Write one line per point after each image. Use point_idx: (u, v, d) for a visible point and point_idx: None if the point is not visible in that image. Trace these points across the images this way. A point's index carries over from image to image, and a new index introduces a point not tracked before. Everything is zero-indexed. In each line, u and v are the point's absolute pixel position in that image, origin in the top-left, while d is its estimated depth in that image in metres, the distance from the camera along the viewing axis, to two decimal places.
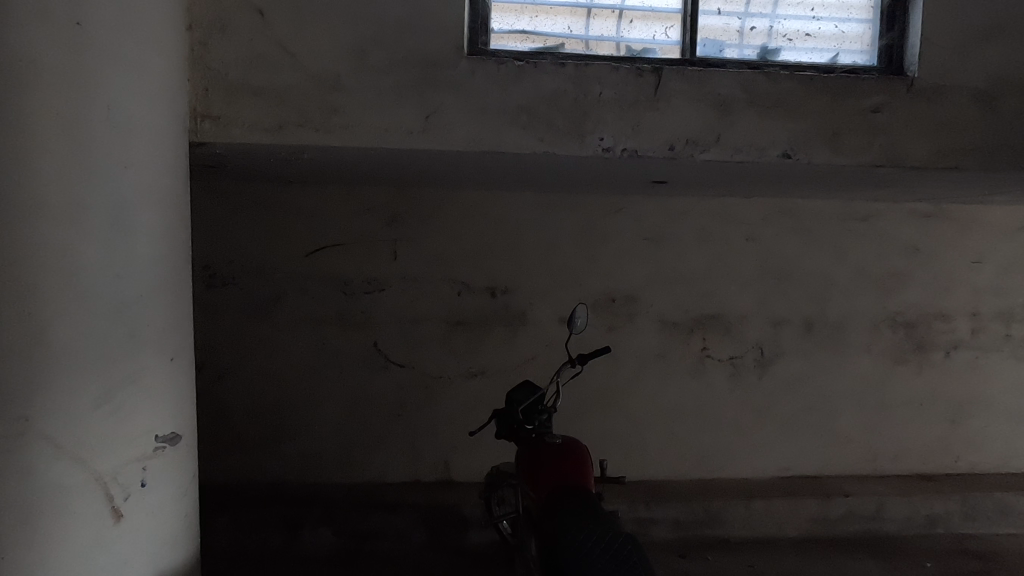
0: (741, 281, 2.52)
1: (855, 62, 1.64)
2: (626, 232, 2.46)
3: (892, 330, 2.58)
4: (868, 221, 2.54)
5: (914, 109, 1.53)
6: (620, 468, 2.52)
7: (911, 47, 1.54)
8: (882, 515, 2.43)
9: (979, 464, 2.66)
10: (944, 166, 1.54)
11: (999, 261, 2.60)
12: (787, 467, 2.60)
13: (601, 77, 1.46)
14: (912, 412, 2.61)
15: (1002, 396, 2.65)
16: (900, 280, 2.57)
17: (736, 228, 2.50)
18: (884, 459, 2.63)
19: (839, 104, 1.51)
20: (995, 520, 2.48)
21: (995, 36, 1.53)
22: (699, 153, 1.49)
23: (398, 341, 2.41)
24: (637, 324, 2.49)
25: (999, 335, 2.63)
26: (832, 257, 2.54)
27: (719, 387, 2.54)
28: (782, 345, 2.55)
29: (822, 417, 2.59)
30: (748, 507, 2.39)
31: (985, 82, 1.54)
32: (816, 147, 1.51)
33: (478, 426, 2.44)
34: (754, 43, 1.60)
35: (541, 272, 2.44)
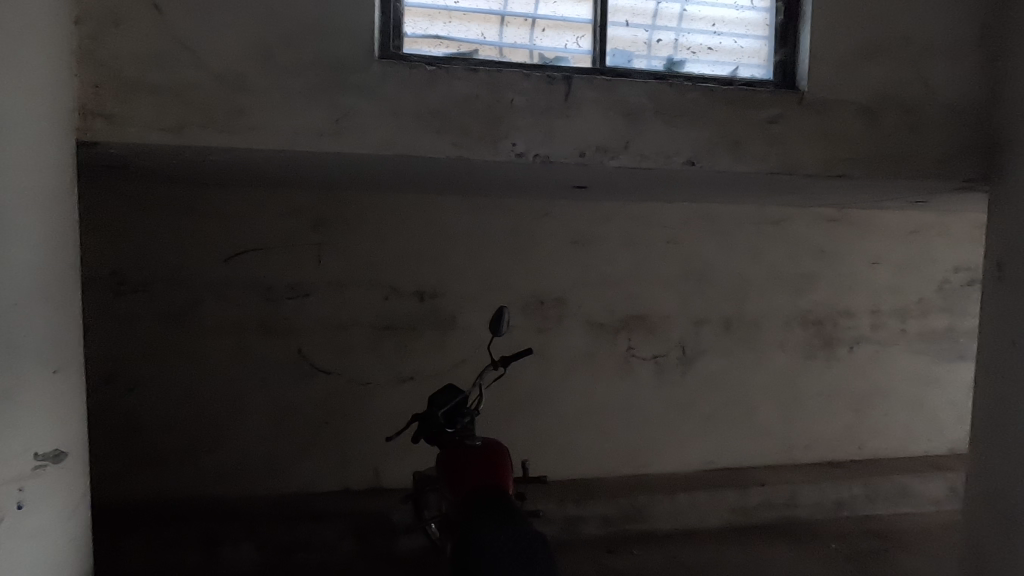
0: (663, 283, 2.61)
1: (753, 75, 1.73)
2: (554, 235, 2.50)
3: (803, 327, 2.74)
4: (780, 225, 2.69)
5: (805, 121, 1.63)
6: (551, 467, 2.57)
7: (801, 63, 1.65)
8: (795, 501, 2.58)
9: (881, 450, 2.87)
10: (833, 174, 1.66)
11: (895, 261, 2.82)
12: (710, 460, 2.71)
13: (514, 83, 1.49)
14: (821, 403, 2.79)
15: (900, 386, 2.87)
16: (809, 279, 2.73)
17: (658, 232, 2.59)
18: (797, 449, 2.79)
19: (739, 115, 1.60)
20: (895, 501, 2.68)
21: (875, 56, 1.67)
22: (609, 159, 1.54)
23: (324, 348, 2.35)
24: (565, 325, 2.54)
25: (896, 330, 2.84)
26: (748, 258, 2.67)
27: (645, 385, 2.63)
28: (703, 343, 2.66)
29: (740, 411, 2.72)
30: (673, 501, 2.47)
31: (867, 98, 1.67)
32: (718, 154, 1.59)
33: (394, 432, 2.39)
34: (661, 54, 1.68)
35: (470, 276, 2.44)
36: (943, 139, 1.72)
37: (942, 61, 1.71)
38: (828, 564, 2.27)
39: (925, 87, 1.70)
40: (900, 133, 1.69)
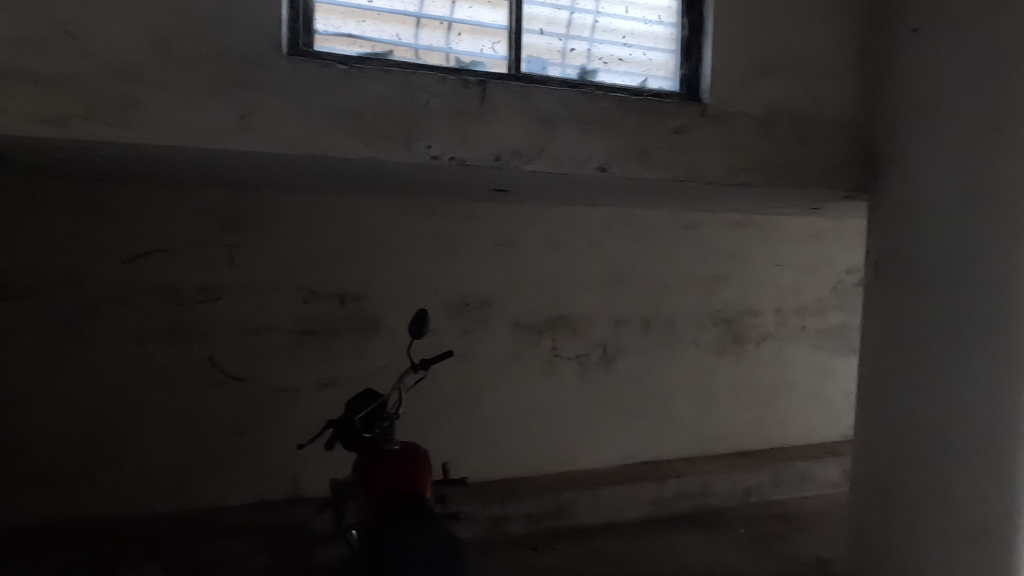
0: (585, 285, 2.69)
1: (661, 87, 1.82)
2: (478, 237, 2.51)
3: (715, 326, 2.90)
4: (693, 229, 2.84)
5: (708, 132, 1.74)
6: (477, 468, 2.58)
7: (704, 77, 1.75)
8: (708, 491, 2.73)
9: (785, 439, 3.09)
10: (734, 181, 1.77)
11: (796, 263, 3.04)
12: (631, 455, 2.82)
13: (428, 86, 1.49)
14: (732, 397, 2.96)
15: (801, 379, 3.09)
16: (720, 280, 2.90)
17: (580, 235, 2.66)
18: (711, 441, 2.95)
19: (647, 124, 1.68)
20: (797, 486, 2.89)
21: (770, 73, 1.79)
22: (524, 163, 1.57)
23: (237, 354, 2.25)
24: (490, 327, 2.56)
25: (797, 327, 3.06)
26: (664, 261, 2.80)
27: (568, 384, 2.69)
28: (624, 342, 2.76)
29: (658, 406, 2.84)
30: (595, 496, 2.55)
31: (763, 112, 1.79)
32: (628, 161, 1.66)
33: (307, 438, 2.32)
34: (574, 63, 1.73)
35: (393, 279, 2.41)
36: (829, 151, 1.88)
37: (828, 80, 1.87)
38: (736, 548, 2.42)
39: (813, 103, 1.85)
40: (792, 145, 1.84)
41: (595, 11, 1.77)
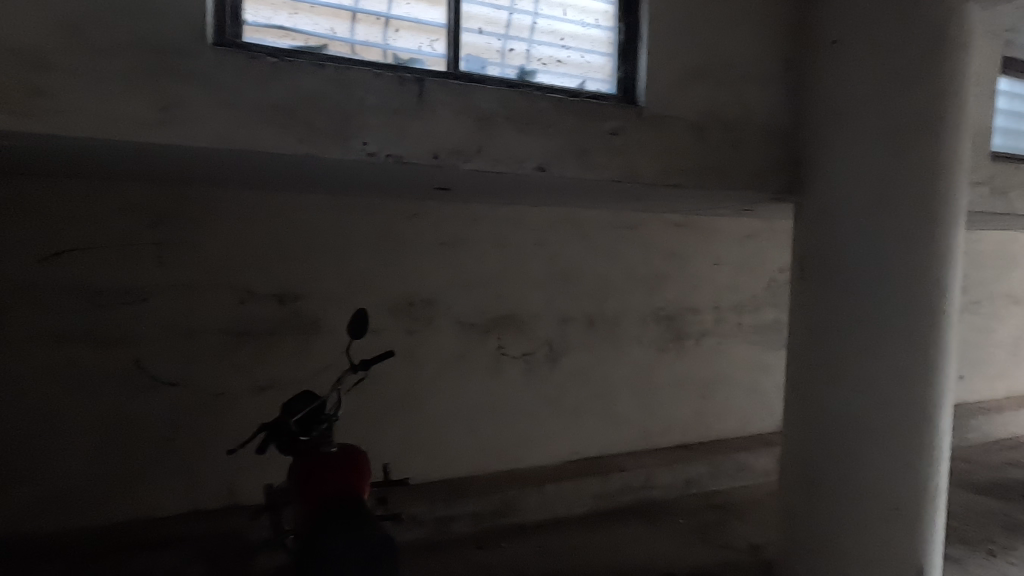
0: (531, 283, 2.71)
1: (599, 89, 1.86)
2: (422, 236, 2.49)
3: (657, 323, 2.99)
4: (635, 229, 2.91)
5: (643, 134, 1.78)
6: (422, 469, 2.55)
7: (639, 80, 1.80)
8: (650, 483, 2.81)
9: (723, 431, 3.21)
10: (669, 183, 1.83)
11: (732, 262, 3.17)
12: (577, 451, 2.86)
13: (364, 81, 1.46)
14: (673, 391, 3.06)
15: (738, 373, 3.23)
16: (661, 279, 2.99)
17: (525, 234, 2.69)
18: (653, 435, 3.03)
19: (585, 125, 1.71)
20: (734, 476, 3.01)
21: (702, 78, 1.86)
22: (462, 162, 1.57)
23: (167, 358, 2.14)
24: (435, 326, 2.54)
25: (734, 323, 3.19)
26: (608, 260, 2.86)
27: (514, 382, 2.71)
28: (569, 339, 2.80)
29: (603, 402, 2.90)
30: (540, 493, 2.58)
31: (696, 116, 1.86)
32: (566, 161, 1.69)
33: (239, 444, 2.24)
34: (513, 64, 1.75)
35: (334, 278, 2.36)
36: (757, 155, 1.97)
37: (757, 87, 1.96)
38: (676, 537, 2.49)
39: (742, 109, 1.93)
40: (724, 149, 1.91)
41: (534, 13, 1.79)
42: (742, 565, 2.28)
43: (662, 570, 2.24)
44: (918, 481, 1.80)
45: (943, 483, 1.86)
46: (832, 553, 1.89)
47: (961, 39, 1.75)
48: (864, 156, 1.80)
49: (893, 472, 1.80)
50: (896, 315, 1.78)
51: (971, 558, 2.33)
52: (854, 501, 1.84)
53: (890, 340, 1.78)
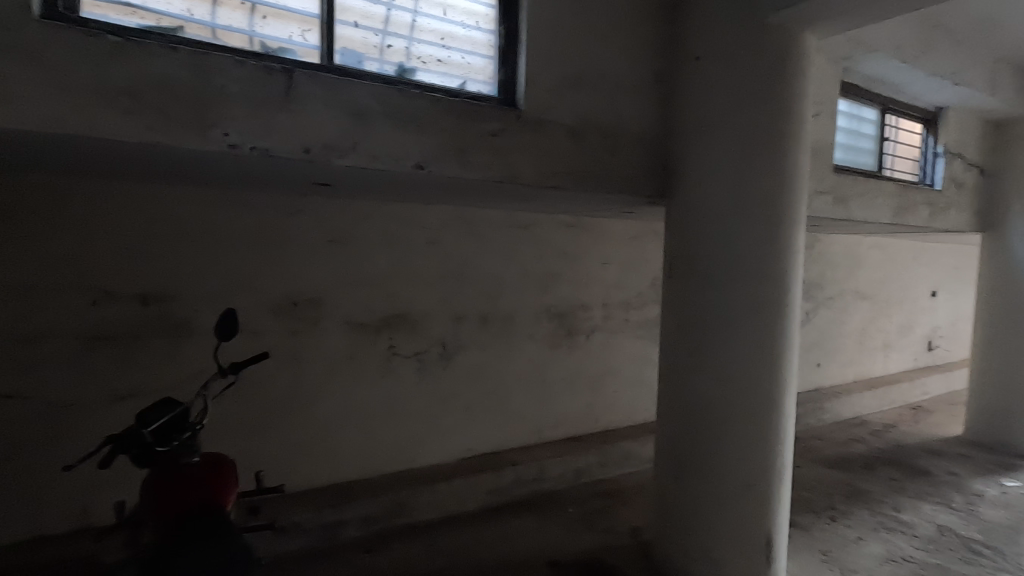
0: (423, 282, 2.70)
1: (480, 90, 1.89)
2: (306, 233, 2.39)
3: (549, 320, 3.08)
4: (528, 228, 2.98)
5: (523, 136, 1.83)
6: (308, 474, 2.46)
7: (519, 85, 1.85)
8: (542, 475, 2.90)
9: (612, 421, 3.38)
10: (548, 184, 1.89)
11: (620, 262, 3.34)
12: (471, 448, 2.89)
13: (224, 68, 1.38)
14: (565, 386, 3.17)
15: (625, 366, 3.41)
16: (553, 277, 3.09)
17: (417, 232, 2.66)
18: (546, 429, 3.13)
19: (465, 125, 1.73)
20: (620, 463, 3.18)
21: (579, 86, 1.95)
22: (335, 158, 1.53)
23: (0, 368, 1.89)
24: (321, 327, 2.46)
25: (621, 319, 3.37)
26: (501, 259, 2.91)
27: (406, 382, 2.68)
28: (463, 338, 2.82)
29: (497, 399, 2.94)
30: (433, 491, 2.57)
31: (573, 121, 1.94)
32: (445, 161, 1.70)
33: (80, 458, 2.01)
34: (392, 60, 1.73)
35: (207, 276, 2.21)
36: (631, 161, 2.09)
37: (630, 96, 2.08)
38: (564, 526, 2.59)
39: (617, 117, 2.05)
40: (600, 153, 2.01)
41: (414, 10, 1.78)
42: (623, 547, 2.42)
43: (548, 558, 2.32)
44: (767, 459, 2.01)
45: (788, 460, 2.09)
46: (696, 529, 2.05)
47: (801, 63, 1.96)
48: (722, 165, 1.97)
49: (746, 452, 1.99)
50: (749, 310, 1.96)
51: (816, 525, 2.63)
52: (715, 481, 2.01)
53: (743, 333, 1.97)
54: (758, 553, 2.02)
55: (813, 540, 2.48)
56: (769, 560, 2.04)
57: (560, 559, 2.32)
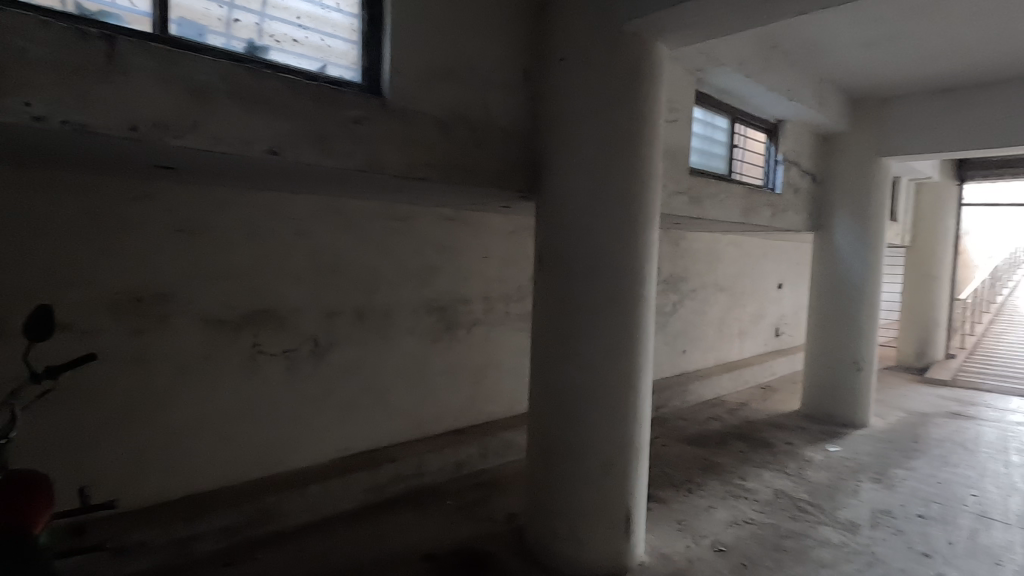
0: (292, 276, 2.55)
1: (341, 75, 1.82)
2: (152, 221, 2.16)
3: (428, 314, 3.06)
4: (406, 221, 2.93)
5: (387, 126, 1.79)
6: (157, 487, 2.24)
7: (383, 73, 1.81)
8: (421, 471, 2.87)
9: (493, 413, 3.44)
10: (416, 175, 1.87)
11: (500, 256, 3.40)
12: (346, 447, 2.79)
13: (24, 28, 1.20)
14: (445, 380, 3.17)
15: (506, 358, 3.48)
16: (432, 271, 3.07)
17: (285, 223, 2.51)
18: (427, 423, 3.11)
19: (324, 111, 1.65)
20: (501, 453, 3.25)
21: (446, 78, 1.95)
22: (171, 138, 1.39)
23: None
24: (171, 325, 2.24)
25: (502, 312, 3.43)
26: (378, 252, 2.83)
27: (273, 381, 2.52)
28: (337, 334, 2.71)
29: (374, 396, 2.87)
30: (303, 495, 2.45)
31: (441, 113, 1.94)
32: (302, 147, 1.61)
33: None
34: (240, 36, 1.62)
35: (24, 269, 1.92)
36: (500, 156, 2.13)
37: (499, 92, 2.11)
38: (441, 518, 2.60)
39: (486, 112, 2.07)
40: (469, 147, 2.03)
41: None
42: (498, 534, 2.47)
43: (423, 552, 2.31)
44: (627, 440, 2.15)
45: (645, 440, 2.25)
46: (563, 510, 2.15)
47: (655, 71, 2.11)
48: (584, 163, 2.07)
49: (607, 434, 2.11)
50: (609, 301, 2.08)
51: (674, 497, 2.87)
52: (580, 463, 2.11)
53: (605, 323, 2.08)
54: (619, 528, 2.16)
55: (671, 512, 2.70)
56: (629, 534, 2.19)
57: (435, 551, 2.32)
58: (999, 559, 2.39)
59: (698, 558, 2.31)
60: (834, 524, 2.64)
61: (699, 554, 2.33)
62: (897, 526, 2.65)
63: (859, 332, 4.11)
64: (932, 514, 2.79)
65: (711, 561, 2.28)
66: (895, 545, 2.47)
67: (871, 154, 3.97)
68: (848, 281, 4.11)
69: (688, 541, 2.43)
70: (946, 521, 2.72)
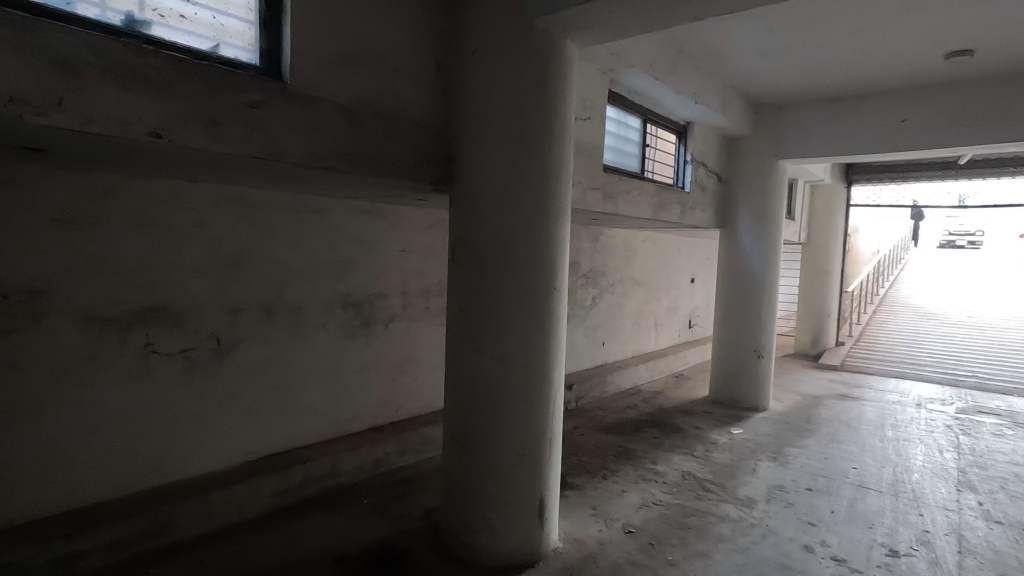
0: (189, 271, 2.39)
1: (237, 56, 1.73)
2: (22, 209, 1.95)
3: (343, 310, 2.97)
4: (319, 213, 2.83)
5: (289, 111, 1.72)
6: (31, 502, 2.04)
7: (284, 57, 1.74)
8: (336, 470, 2.79)
9: (413, 409, 3.41)
10: (321, 165, 1.81)
11: (419, 250, 3.36)
12: (255, 450, 2.66)
13: None
14: (362, 376, 3.10)
15: (426, 354, 3.45)
16: (347, 265, 2.98)
17: (181, 213, 2.34)
18: (343, 422, 3.03)
19: (216, 94, 1.56)
20: (420, 449, 3.22)
21: (353, 65, 1.89)
22: (32, 115, 1.26)
23: None
24: (46, 324, 2.03)
25: (421, 307, 3.39)
26: (287, 245, 2.71)
27: (169, 383, 2.36)
28: (242, 332, 2.57)
29: (284, 395, 2.75)
30: (205, 503, 2.31)
31: (348, 101, 1.88)
32: (191, 131, 1.51)
33: None
34: (117, 7, 1.50)
35: None
36: (412, 148, 2.11)
37: (409, 82, 2.08)
38: (356, 518, 2.53)
39: (396, 101, 2.04)
40: (379, 137, 1.98)
41: None
42: (414, 530, 2.45)
43: (335, 554, 2.25)
44: (540, 430, 2.19)
45: (558, 429, 2.30)
46: (478, 502, 2.16)
47: (565, 68, 2.15)
48: (496, 157, 2.08)
49: (520, 425, 2.14)
50: (521, 294, 2.11)
51: (589, 484, 2.96)
52: (493, 455, 2.13)
53: (517, 316, 2.11)
54: (533, 516, 2.20)
55: (586, 498, 2.79)
56: (542, 522, 2.23)
57: (348, 552, 2.26)
58: (872, 523, 2.66)
59: (609, 540, 2.40)
60: (734, 501, 2.83)
61: (610, 537, 2.42)
62: (788, 500, 2.88)
63: (760, 322, 4.42)
64: (818, 486, 3.06)
65: (621, 542, 2.38)
66: (785, 517, 2.68)
67: (770, 157, 4.28)
68: (750, 275, 4.40)
69: (601, 525, 2.52)
70: (830, 492, 2.99)
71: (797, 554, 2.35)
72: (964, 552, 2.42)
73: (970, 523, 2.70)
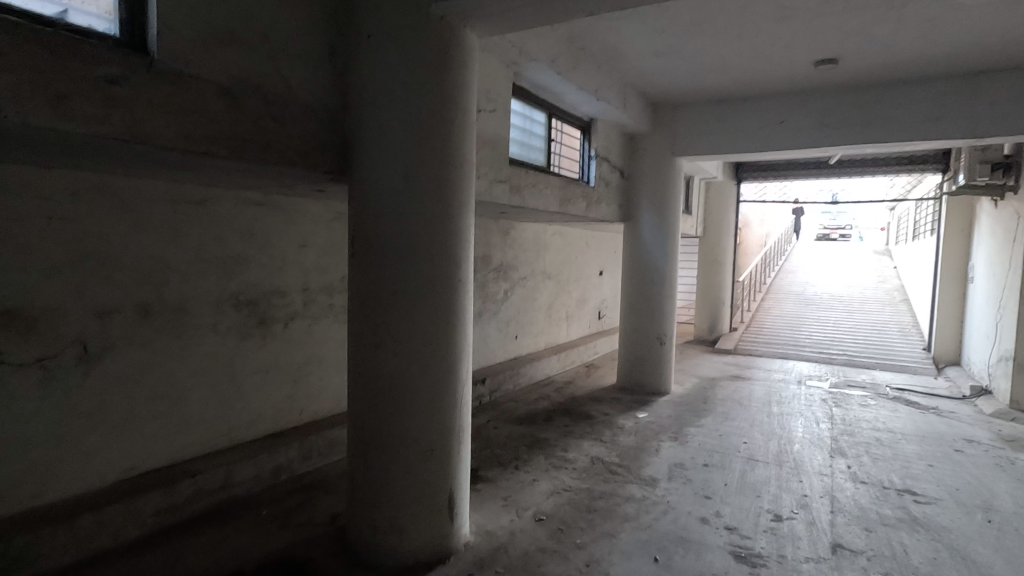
0: (44, 269, 2.10)
1: (91, 25, 1.54)
2: None
3: (235, 309, 2.76)
4: (203, 204, 2.60)
5: (157, 89, 1.55)
6: None
7: (150, 29, 1.57)
8: (230, 481, 2.60)
9: (317, 411, 3.25)
10: (198, 149, 1.66)
11: (319, 244, 3.20)
12: (134, 466, 2.41)
13: None
14: (259, 380, 2.90)
15: (330, 353, 3.30)
16: (238, 261, 2.77)
17: (34, 203, 2.06)
18: (238, 429, 2.82)
19: (64, 65, 1.37)
20: (325, 453, 3.08)
21: (232, 42, 1.75)
22: None
23: None
24: None
25: (324, 305, 3.24)
26: (167, 240, 2.48)
27: (23, 397, 2.07)
28: (114, 336, 2.31)
29: (168, 404, 2.51)
30: (72, 528, 2.06)
31: (227, 81, 1.74)
32: (35, 107, 1.32)
33: None
34: None
35: None
36: (303, 134, 1.99)
37: (297, 65, 1.96)
38: (253, 531, 2.37)
39: (283, 84, 1.91)
40: (264, 122, 1.85)
41: None
42: (318, 537, 2.33)
43: (228, 572, 2.08)
44: (447, 425, 2.15)
45: (466, 422, 2.28)
46: (384, 502, 2.10)
47: (465, 57, 2.12)
48: (395, 146, 2.01)
49: (426, 420, 2.09)
50: (425, 287, 2.06)
51: (501, 476, 2.97)
52: (399, 452, 2.07)
53: (421, 309, 2.06)
54: (442, 512, 2.16)
55: (498, 490, 2.80)
56: (452, 517, 2.21)
57: (243, 568, 2.11)
58: (759, 491, 2.89)
59: (520, 529, 2.42)
60: (638, 481, 2.97)
61: (521, 526, 2.44)
62: (687, 475, 3.06)
63: (662, 310, 4.66)
64: (714, 462, 3.27)
65: (531, 531, 2.41)
66: (684, 492, 2.84)
67: (668, 154, 4.50)
68: (652, 265, 4.63)
69: (512, 515, 2.54)
70: (724, 466, 3.21)
71: (695, 526, 2.49)
72: (836, 510, 2.69)
73: (841, 484, 3.01)
